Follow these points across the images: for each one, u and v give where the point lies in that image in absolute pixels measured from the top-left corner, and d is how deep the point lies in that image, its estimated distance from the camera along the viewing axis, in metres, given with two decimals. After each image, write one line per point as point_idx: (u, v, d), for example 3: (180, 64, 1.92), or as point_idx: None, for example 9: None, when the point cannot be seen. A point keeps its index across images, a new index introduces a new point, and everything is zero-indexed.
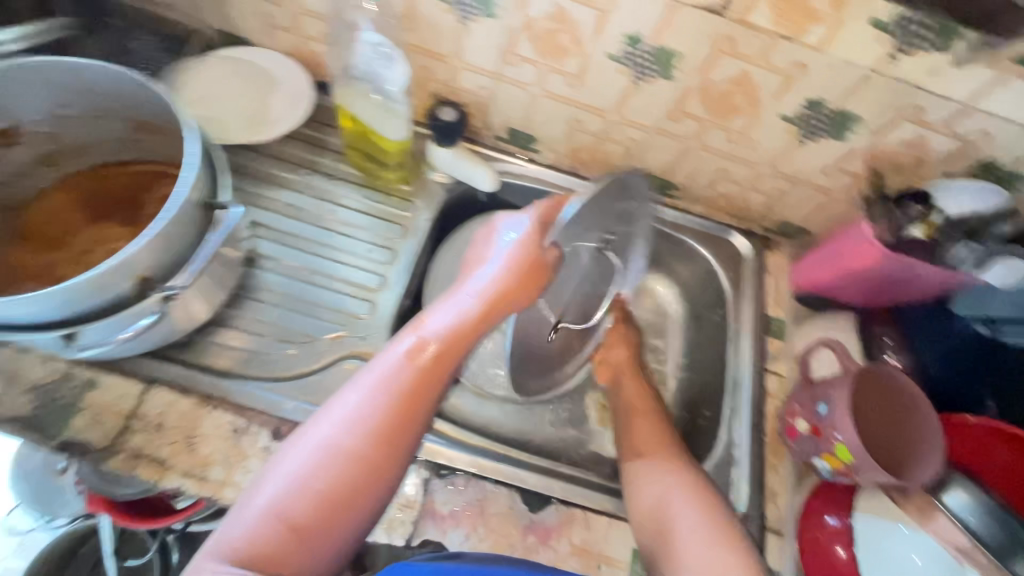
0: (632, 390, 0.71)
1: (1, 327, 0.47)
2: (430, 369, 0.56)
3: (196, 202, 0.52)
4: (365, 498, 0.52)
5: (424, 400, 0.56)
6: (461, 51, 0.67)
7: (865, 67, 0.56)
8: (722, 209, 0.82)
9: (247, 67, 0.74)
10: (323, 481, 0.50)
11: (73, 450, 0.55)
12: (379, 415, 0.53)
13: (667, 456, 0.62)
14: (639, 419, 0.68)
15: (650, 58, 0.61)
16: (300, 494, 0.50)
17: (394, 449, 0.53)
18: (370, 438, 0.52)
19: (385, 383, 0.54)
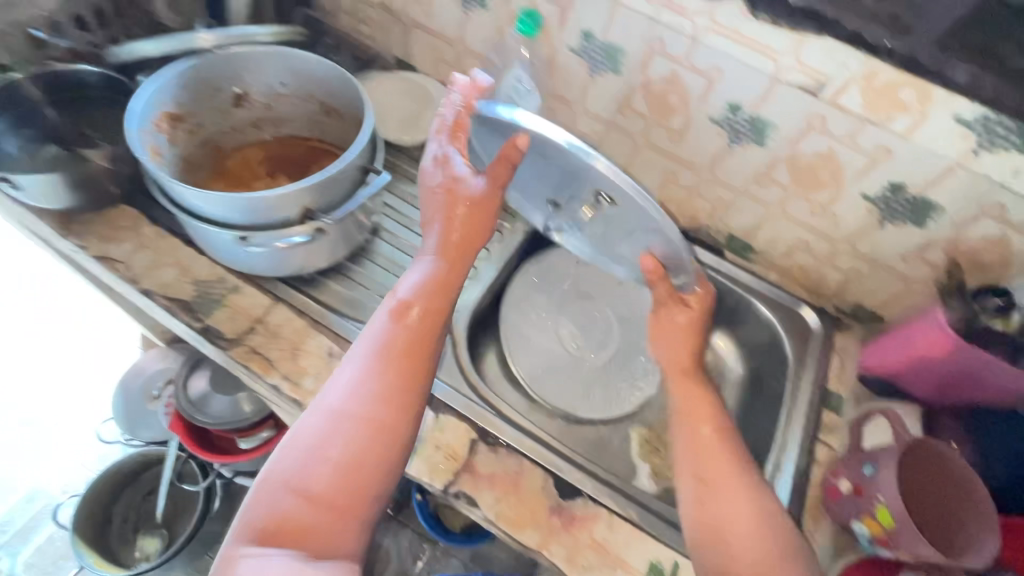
0: (704, 432, 0.56)
1: (206, 220, 0.64)
2: (415, 329, 0.58)
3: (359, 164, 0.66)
4: (381, 460, 0.53)
5: (418, 357, 0.57)
6: (585, 99, 0.81)
7: (948, 159, 0.62)
8: (796, 281, 0.86)
9: (413, 87, 0.93)
10: (338, 449, 0.52)
11: (211, 333, 0.68)
12: (378, 375, 0.56)
13: (688, 482, 0.55)
14: (711, 462, 0.54)
15: (748, 125, 0.71)
16: (319, 466, 0.52)
17: (397, 411, 0.55)
18: (373, 399, 0.54)
19: (376, 344, 0.57)
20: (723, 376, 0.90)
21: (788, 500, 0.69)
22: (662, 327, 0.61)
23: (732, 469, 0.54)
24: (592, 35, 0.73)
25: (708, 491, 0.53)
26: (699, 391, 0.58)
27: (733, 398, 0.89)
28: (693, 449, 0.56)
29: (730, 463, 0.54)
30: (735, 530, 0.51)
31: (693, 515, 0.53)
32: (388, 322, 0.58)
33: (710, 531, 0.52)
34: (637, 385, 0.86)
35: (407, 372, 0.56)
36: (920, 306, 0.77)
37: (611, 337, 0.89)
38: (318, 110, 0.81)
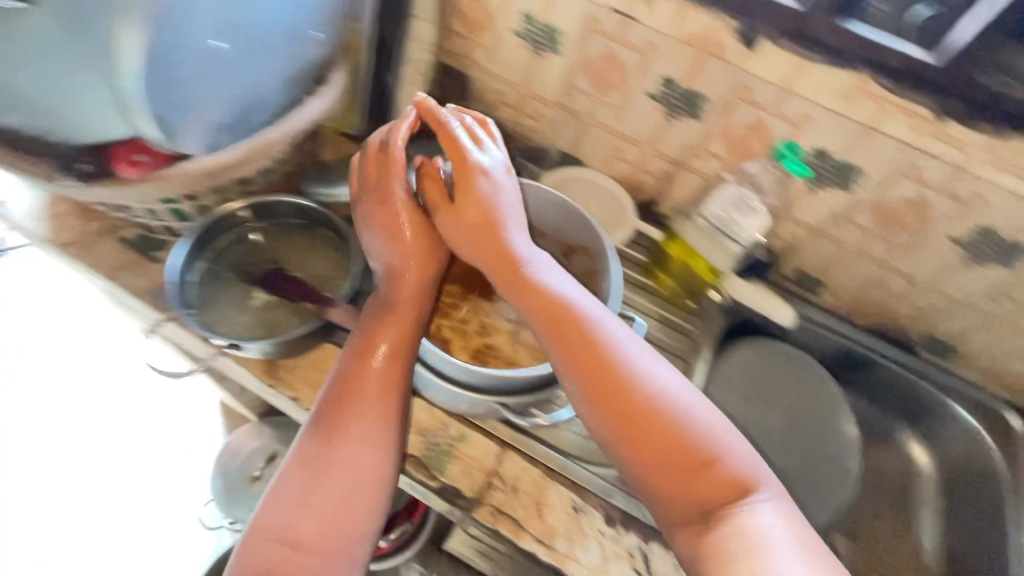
0: (569, 320, 0.54)
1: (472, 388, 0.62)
2: (392, 379, 0.59)
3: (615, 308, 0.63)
4: (363, 495, 0.55)
5: (369, 415, 0.57)
6: (793, 208, 0.78)
7: None
8: (1000, 382, 0.84)
9: (599, 190, 0.88)
10: (316, 493, 0.53)
11: (449, 493, 0.65)
12: (341, 420, 0.56)
13: (602, 398, 0.51)
14: (589, 361, 0.52)
15: (998, 247, 0.68)
16: (299, 516, 0.53)
17: (382, 437, 0.57)
18: (341, 436, 0.56)
19: (338, 384, 0.58)
20: (916, 476, 0.89)
21: None
22: (467, 201, 0.61)
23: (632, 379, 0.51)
24: (826, 153, 0.69)
25: (611, 395, 0.51)
26: (529, 279, 0.57)
27: (932, 498, 0.87)
28: (614, 363, 0.52)
29: (588, 342, 0.52)
30: (646, 419, 0.50)
31: (607, 421, 0.51)
32: (366, 382, 0.58)
33: (632, 436, 0.50)
34: (837, 490, 0.83)
35: (374, 415, 0.57)
36: None
37: (801, 436, 0.86)
38: None
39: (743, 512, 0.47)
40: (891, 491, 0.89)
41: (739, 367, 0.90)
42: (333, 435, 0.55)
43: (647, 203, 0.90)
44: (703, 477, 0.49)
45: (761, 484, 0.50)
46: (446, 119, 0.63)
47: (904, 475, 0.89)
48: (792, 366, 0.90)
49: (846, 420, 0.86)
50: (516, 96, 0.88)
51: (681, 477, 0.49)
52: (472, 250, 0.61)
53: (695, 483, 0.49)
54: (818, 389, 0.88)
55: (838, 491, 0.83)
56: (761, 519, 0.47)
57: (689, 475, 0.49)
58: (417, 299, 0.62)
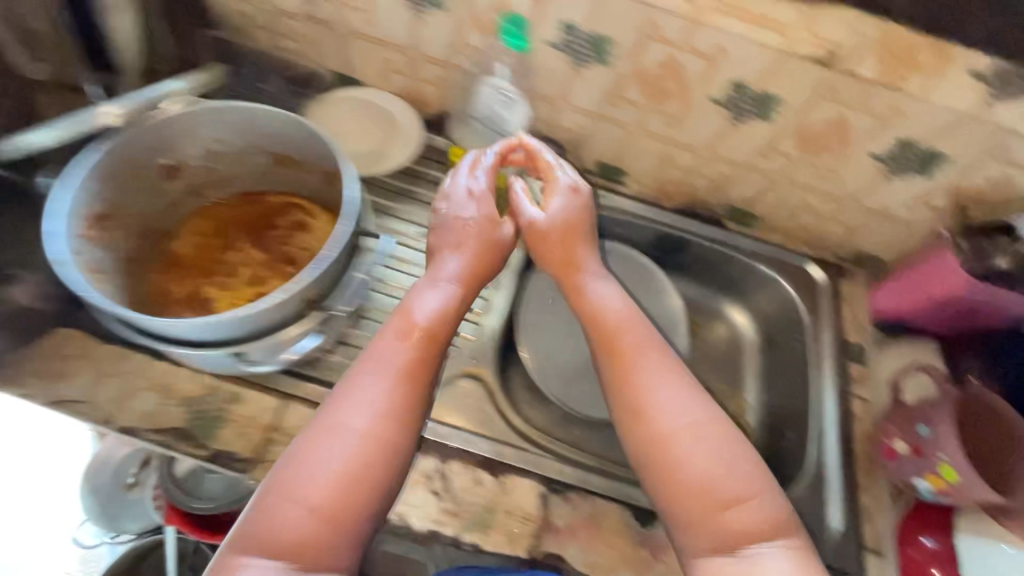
0: (623, 361, 0.57)
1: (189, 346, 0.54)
2: (423, 364, 0.54)
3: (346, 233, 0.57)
4: (388, 486, 0.50)
5: (409, 405, 0.52)
6: (567, 95, 0.74)
7: (960, 112, 0.60)
8: (797, 239, 0.86)
9: (372, 110, 0.80)
10: (342, 463, 0.49)
11: (222, 460, 0.60)
12: (377, 387, 0.52)
13: (659, 435, 0.53)
14: (667, 396, 0.55)
15: (752, 101, 0.66)
16: (316, 478, 0.48)
17: (404, 412, 0.52)
18: (379, 411, 0.51)
19: (391, 364, 0.53)
20: (739, 344, 0.92)
21: (837, 462, 0.73)
22: (544, 242, 0.65)
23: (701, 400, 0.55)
24: (574, 26, 0.65)
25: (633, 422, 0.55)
26: (575, 298, 0.62)
27: (754, 360, 0.91)
28: (635, 395, 0.55)
29: (666, 365, 0.57)
30: (665, 458, 0.52)
31: (640, 456, 0.54)
32: (374, 365, 0.53)
33: (647, 451, 0.54)
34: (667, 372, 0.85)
35: (400, 406, 0.52)
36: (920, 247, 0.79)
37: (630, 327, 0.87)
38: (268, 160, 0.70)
39: (754, 541, 0.50)
40: (721, 363, 0.91)
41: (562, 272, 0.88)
42: (380, 409, 0.51)
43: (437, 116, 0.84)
44: (727, 474, 0.51)
45: (778, 529, 0.50)
46: (489, 157, 0.66)
47: (728, 345, 0.92)
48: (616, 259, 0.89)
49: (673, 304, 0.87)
50: (259, 13, 0.76)
51: (719, 495, 0.51)
52: (546, 252, 0.65)
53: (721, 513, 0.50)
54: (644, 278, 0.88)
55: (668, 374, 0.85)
56: (767, 566, 0.48)
57: (702, 495, 0.51)
58: (445, 322, 0.57)
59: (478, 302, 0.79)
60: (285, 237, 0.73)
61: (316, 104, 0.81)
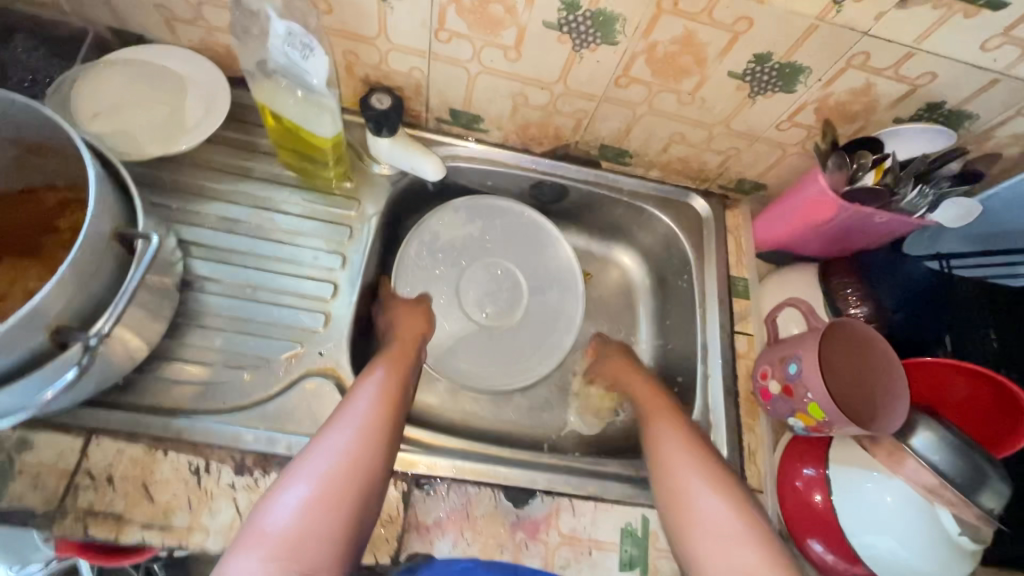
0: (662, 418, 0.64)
1: None
2: (387, 416, 0.59)
3: (106, 235, 0.48)
4: (367, 498, 0.53)
5: (381, 450, 0.56)
6: (386, 32, 0.62)
7: (811, 16, 0.53)
8: (678, 172, 0.80)
9: (152, 76, 0.66)
10: (333, 473, 0.52)
11: (14, 520, 0.51)
12: (361, 415, 0.57)
13: (716, 480, 0.56)
14: (699, 451, 0.59)
15: (590, 23, 0.57)
16: (350, 472, 0.53)
17: (383, 435, 0.57)
18: (364, 434, 0.56)
19: (369, 395, 0.59)
20: (632, 289, 0.88)
21: (722, 402, 0.71)
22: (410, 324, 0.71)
23: (717, 470, 0.57)
24: None
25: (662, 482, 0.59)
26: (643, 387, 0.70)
27: (647, 304, 0.87)
28: (690, 452, 0.59)
29: (678, 432, 0.62)
30: (741, 504, 0.54)
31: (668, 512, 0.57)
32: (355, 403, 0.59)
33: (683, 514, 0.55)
34: (556, 340, 0.81)
35: (375, 447, 0.55)
36: (797, 169, 0.74)
37: (523, 296, 0.83)
38: (17, 152, 0.57)
39: None
40: (612, 310, 0.88)
41: (446, 235, 0.81)
42: (360, 429, 0.56)
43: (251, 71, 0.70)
44: (751, 533, 0.52)
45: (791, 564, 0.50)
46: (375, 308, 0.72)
47: (621, 292, 0.88)
48: (506, 223, 0.83)
49: (567, 271, 0.83)
50: None
51: (750, 548, 0.51)
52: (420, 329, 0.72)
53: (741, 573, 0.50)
54: (537, 240, 0.84)
55: (558, 343, 0.81)
56: None
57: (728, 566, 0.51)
58: (398, 382, 0.63)
59: (328, 288, 0.68)
60: (69, 242, 0.60)
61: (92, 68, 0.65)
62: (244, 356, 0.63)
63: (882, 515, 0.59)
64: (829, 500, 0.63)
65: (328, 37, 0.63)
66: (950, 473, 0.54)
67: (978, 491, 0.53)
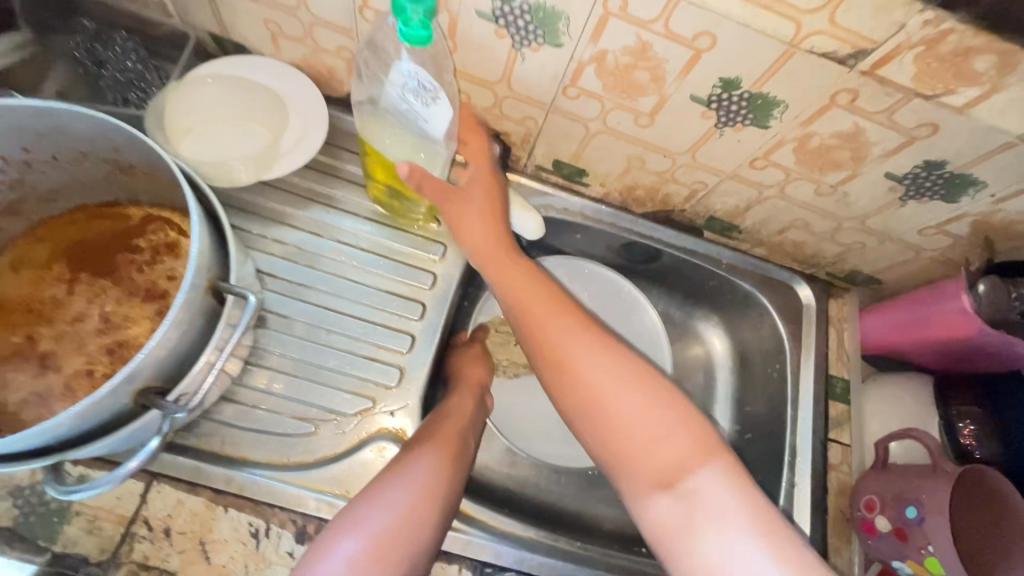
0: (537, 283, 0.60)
1: None
2: (449, 466, 0.55)
3: (203, 289, 0.44)
4: (418, 558, 0.50)
5: (436, 520, 0.52)
6: (510, 80, 0.56)
7: (1011, 134, 0.46)
8: (786, 253, 0.73)
9: (251, 91, 0.62)
10: (386, 526, 0.49)
11: (65, 565, 0.48)
12: (418, 463, 0.54)
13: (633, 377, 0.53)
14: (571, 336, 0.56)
15: (745, 104, 0.51)
16: (404, 526, 0.50)
17: (440, 490, 0.53)
18: (422, 485, 0.52)
19: (428, 441, 0.56)
20: (711, 365, 0.81)
21: (808, 519, 0.65)
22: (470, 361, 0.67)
23: (585, 331, 0.56)
24: None
25: (556, 374, 0.56)
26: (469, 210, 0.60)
27: (726, 383, 0.81)
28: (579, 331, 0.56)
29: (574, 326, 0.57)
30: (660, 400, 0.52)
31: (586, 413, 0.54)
32: (415, 457, 0.55)
33: (570, 364, 0.55)
34: None
35: (428, 516, 0.51)
36: (927, 273, 0.67)
37: None
38: (107, 170, 0.53)
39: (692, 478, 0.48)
40: (689, 386, 0.81)
41: None
42: (418, 479, 0.52)
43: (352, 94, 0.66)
44: (562, 324, 0.57)
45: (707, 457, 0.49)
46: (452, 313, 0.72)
47: (699, 367, 0.82)
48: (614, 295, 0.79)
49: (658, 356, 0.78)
50: None
51: (569, 337, 0.56)
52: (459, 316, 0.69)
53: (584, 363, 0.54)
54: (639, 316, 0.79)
55: None
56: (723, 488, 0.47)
57: (623, 431, 0.51)
58: (459, 430, 0.59)
59: (405, 340, 0.64)
60: (147, 265, 0.56)
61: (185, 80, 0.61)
62: (311, 405, 0.59)
63: None
64: None
65: None
66: None
67: None
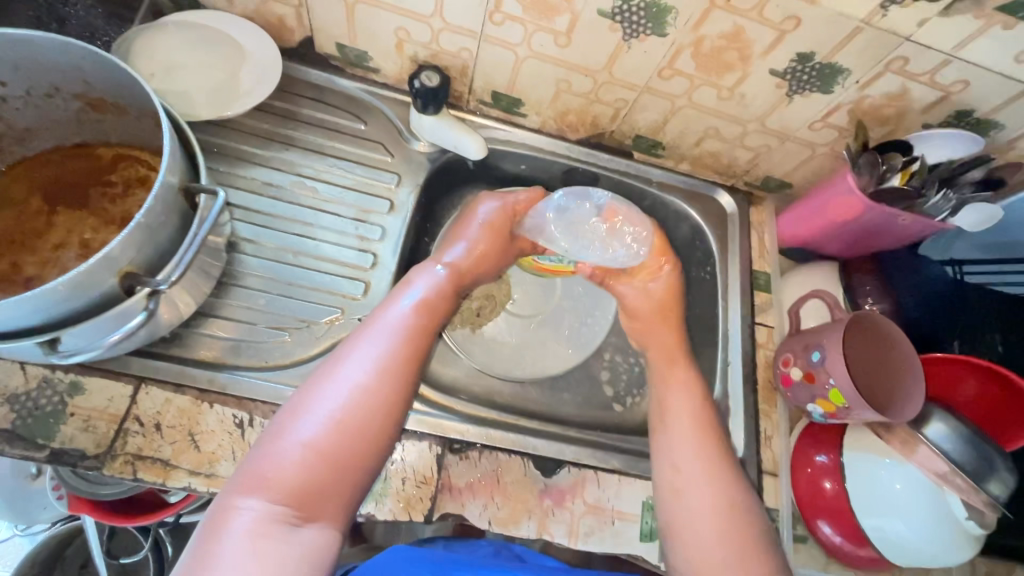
0: (681, 389, 0.67)
1: None
2: (408, 359, 0.58)
3: (176, 186, 0.49)
4: (377, 449, 0.53)
5: (385, 413, 0.54)
6: (442, 11, 0.64)
7: (857, 19, 0.56)
8: (707, 167, 0.82)
9: (211, 41, 0.68)
10: (347, 418, 0.52)
11: (64, 460, 0.52)
12: (378, 359, 0.56)
13: (719, 482, 0.59)
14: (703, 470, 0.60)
15: (643, 14, 0.60)
16: (362, 418, 0.53)
17: (397, 384, 0.56)
18: (382, 378, 0.55)
19: (390, 337, 0.58)
20: None
21: (741, 390, 0.74)
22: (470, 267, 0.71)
23: (720, 488, 0.58)
24: None
25: (675, 472, 0.60)
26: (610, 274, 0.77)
27: None
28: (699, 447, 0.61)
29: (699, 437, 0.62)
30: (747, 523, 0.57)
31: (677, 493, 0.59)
32: (367, 352, 0.56)
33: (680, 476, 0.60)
34: (585, 339, 0.81)
35: (381, 410, 0.54)
36: (824, 169, 0.77)
37: (557, 287, 0.83)
38: (78, 107, 0.58)
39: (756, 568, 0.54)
40: None
41: None
42: (379, 372, 0.55)
43: (302, 43, 0.72)
44: (703, 461, 0.60)
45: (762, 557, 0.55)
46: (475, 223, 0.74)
47: None
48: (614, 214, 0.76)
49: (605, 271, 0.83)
50: None
51: (695, 466, 0.60)
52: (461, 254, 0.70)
53: (699, 504, 0.58)
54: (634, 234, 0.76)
55: (584, 332, 0.81)
56: None
57: (699, 524, 0.57)
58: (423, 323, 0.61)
59: (369, 258, 0.70)
60: (119, 196, 0.61)
61: (146, 31, 0.66)
62: (286, 316, 0.64)
63: (893, 501, 0.61)
64: (840, 487, 0.66)
65: (384, 12, 0.65)
66: (962, 460, 0.58)
67: (986, 478, 0.57)
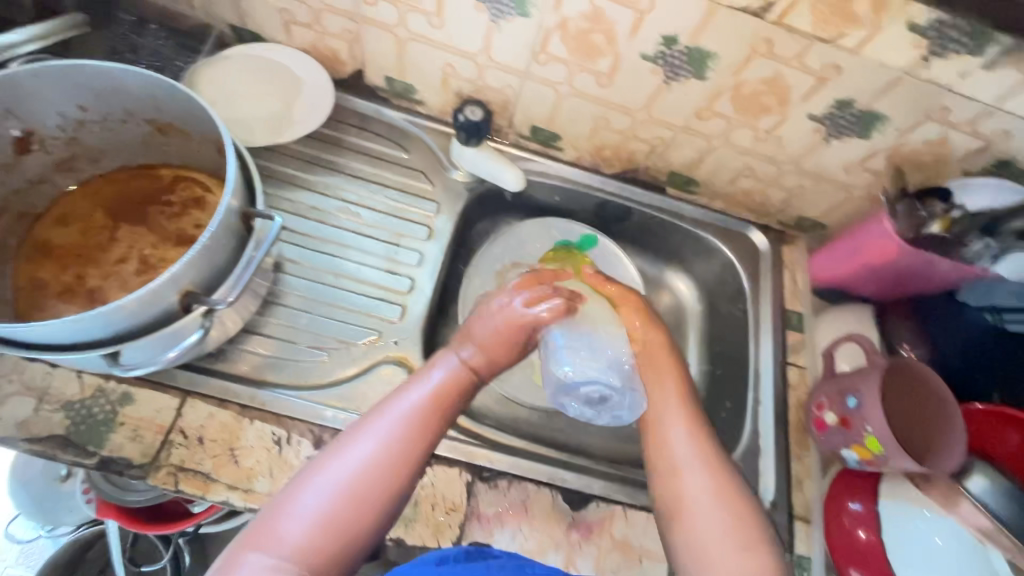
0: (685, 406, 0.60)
1: (48, 347, 0.46)
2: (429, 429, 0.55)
3: (235, 211, 0.52)
4: (384, 517, 0.51)
5: (396, 484, 0.51)
6: (489, 50, 0.67)
7: (898, 68, 0.57)
8: (740, 205, 0.83)
9: (269, 72, 0.72)
10: (359, 487, 0.50)
11: (112, 467, 0.54)
12: (401, 430, 0.53)
13: (718, 484, 0.55)
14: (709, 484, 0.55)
15: (685, 58, 0.62)
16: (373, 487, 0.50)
17: (415, 456, 0.53)
18: (399, 449, 0.52)
19: (414, 407, 0.55)
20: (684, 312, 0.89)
21: (773, 431, 0.73)
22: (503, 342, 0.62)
23: (719, 491, 0.54)
24: None
25: (679, 502, 0.55)
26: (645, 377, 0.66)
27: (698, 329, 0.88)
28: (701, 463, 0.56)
29: (700, 452, 0.57)
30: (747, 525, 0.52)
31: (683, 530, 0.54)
32: (387, 422, 0.53)
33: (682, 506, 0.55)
34: None
35: (393, 481, 0.51)
36: (860, 211, 0.77)
37: None
38: (147, 131, 0.62)
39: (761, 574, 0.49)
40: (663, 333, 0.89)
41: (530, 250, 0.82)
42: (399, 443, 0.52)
43: (353, 75, 0.76)
44: (700, 475, 0.55)
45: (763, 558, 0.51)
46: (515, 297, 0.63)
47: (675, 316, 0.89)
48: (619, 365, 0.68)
49: None
50: None
51: (697, 490, 0.55)
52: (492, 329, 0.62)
53: (702, 529, 0.53)
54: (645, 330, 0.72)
55: None
56: None
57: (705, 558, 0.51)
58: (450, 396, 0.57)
59: (406, 283, 0.72)
60: (177, 215, 0.64)
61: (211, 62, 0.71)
62: (326, 337, 0.66)
63: (932, 555, 0.60)
64: (875, 537, 0.64)
65: (434, 49, 0.68)
66: (1004, 514, 0.54)
67: None
